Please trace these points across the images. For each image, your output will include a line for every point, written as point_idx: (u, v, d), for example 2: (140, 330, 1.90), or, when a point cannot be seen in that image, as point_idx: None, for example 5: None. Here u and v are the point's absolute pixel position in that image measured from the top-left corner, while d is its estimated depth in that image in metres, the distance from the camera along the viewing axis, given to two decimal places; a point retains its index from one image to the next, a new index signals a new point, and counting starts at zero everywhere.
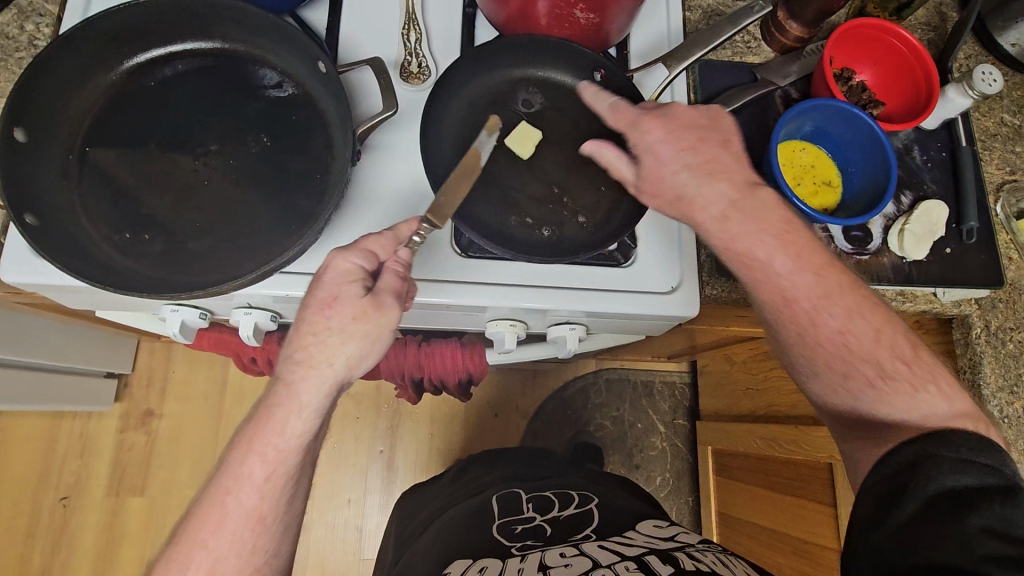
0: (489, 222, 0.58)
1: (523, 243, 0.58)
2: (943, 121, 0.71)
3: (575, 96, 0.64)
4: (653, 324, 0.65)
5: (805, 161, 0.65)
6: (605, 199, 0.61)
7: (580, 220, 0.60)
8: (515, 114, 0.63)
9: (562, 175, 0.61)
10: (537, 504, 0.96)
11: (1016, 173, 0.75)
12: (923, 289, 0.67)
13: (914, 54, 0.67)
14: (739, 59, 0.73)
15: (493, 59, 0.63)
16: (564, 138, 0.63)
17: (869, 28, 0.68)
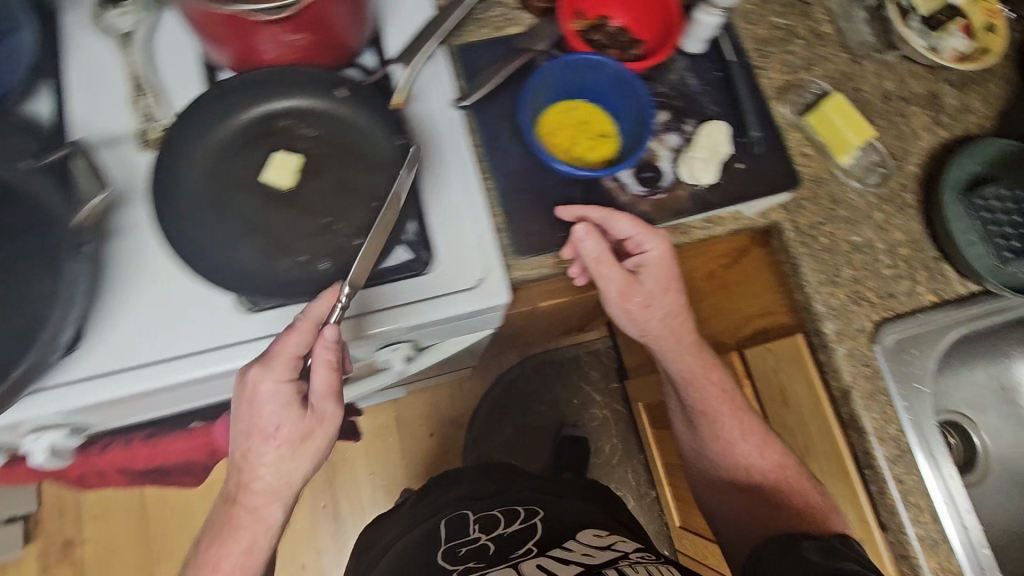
0: (259, 272, 0.55)
1: (299, 283, 0.56)
2: (705, 44, 0.70)
3: (326, 114, 0.61)
4: (474, 320, 0.64)
5: (575, 119, 0.65)
6: (379, 211, 0.59)
7: (357, 241, 0.58)
8: (267, 151, 0.60)
9: (330, 202, 0.59)
10: (482, 526, 0.87)
11: (798, 72, 0.76)
12: (727, 210, 0.68)
13: None
14: (499, 32, 0.71)
15: (224, 102, 0.59)
16: (326, 163, 0.60)
17: None
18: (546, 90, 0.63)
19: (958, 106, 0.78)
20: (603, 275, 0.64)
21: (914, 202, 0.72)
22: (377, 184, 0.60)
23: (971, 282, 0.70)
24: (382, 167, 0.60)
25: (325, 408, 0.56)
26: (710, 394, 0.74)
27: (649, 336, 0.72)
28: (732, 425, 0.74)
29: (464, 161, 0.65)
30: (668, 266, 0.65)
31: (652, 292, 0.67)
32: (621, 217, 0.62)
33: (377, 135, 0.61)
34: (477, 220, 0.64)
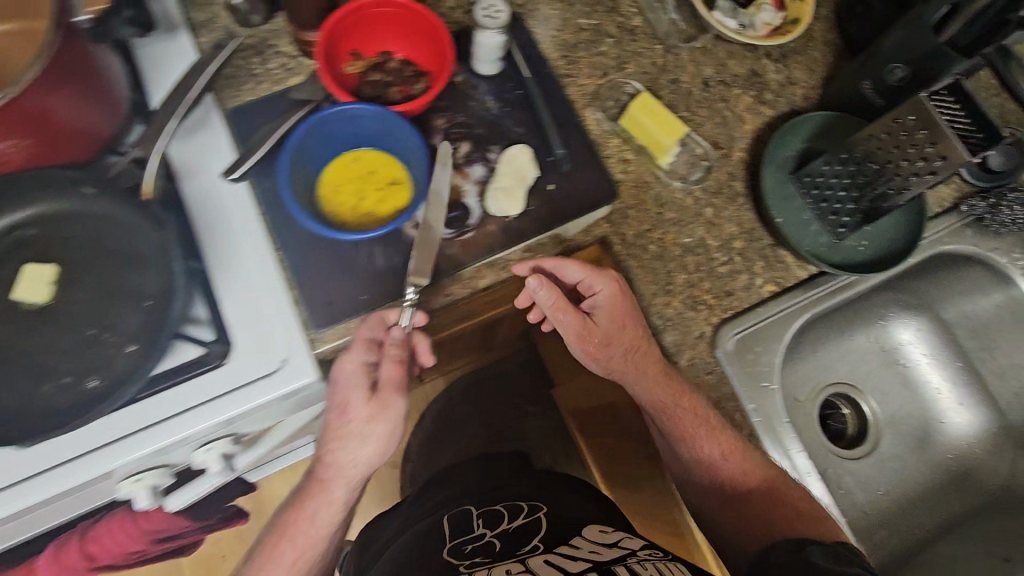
0: (19, 405, 0.51)
1: (67, 408, 0.51)
2: (498, 64, 0.66)
3: (80, 214, 0.56)
4: (291, 399, 0.61)
5: (360, 171, 0.60)
6: (152, 310, 0.54)
7: (129, 349, 0.53)
8: (18, 266, 0.55)
9: (95, 311, 0.54)
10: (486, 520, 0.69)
11: (610, 73, 0.72)
12: (545, 236, 0.64)
13: (434, 27, 0.61)
14: (279, 86, 0.66)
15: None
16: (89, 268, 0.55)
17: (386, 6, 0.61)
18: (317, 146, 0.58)
19: (781, 80, 0.76)
20: (560, 320, 0.59)
21: (744, 190, 0.70)
22: (147, 281, 0.55)
23: (809, 264, 0.68)
24: (150, 261, 0.55)
25: (391, 398, 0.55)
26: (684, 421, 0.61)
27: (608, 369, 0.61)
28: (711, 447, 0.61)
29: (254, 235, 0.61)
30: (620, 307, 0.60)
31: (610, 330, 0.59)
32: (569, 264, 0.59)
33: (139, 228, 0.56)
34: (275, 296, 0.60)
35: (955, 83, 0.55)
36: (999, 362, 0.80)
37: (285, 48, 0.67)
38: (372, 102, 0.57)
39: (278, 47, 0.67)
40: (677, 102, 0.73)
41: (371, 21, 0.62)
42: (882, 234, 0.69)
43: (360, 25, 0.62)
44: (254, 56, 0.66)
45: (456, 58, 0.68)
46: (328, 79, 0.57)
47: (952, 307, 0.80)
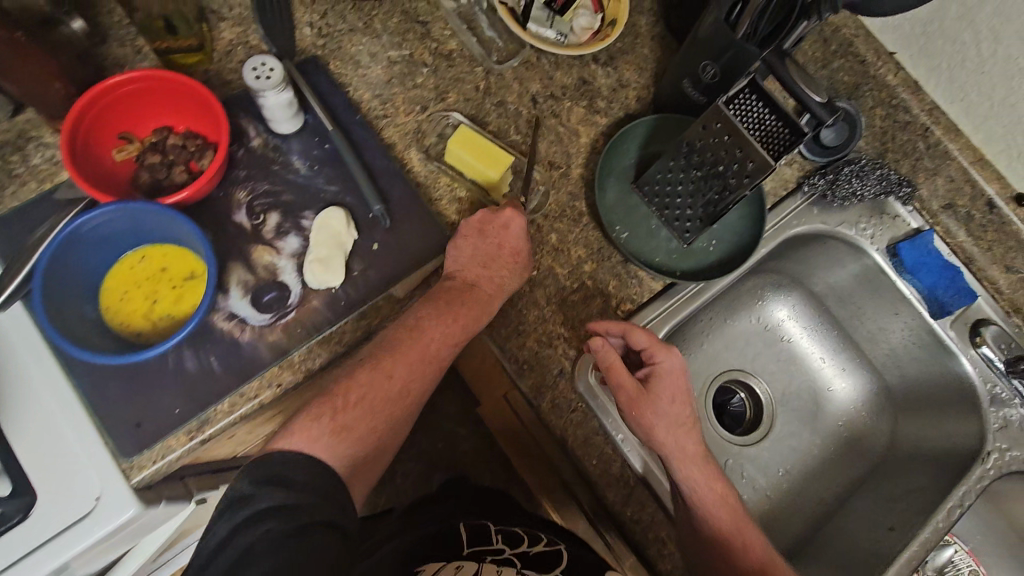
0: None
1: None
2: (296, 121, 0.61)
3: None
4: (116, 539, 0.53)
5: (149, 271, 0.54)
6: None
7: None
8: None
9: None
10: (503, 538, 0.71)
11: (430, 106, 0.68)
12: (378, 299, 0.59)
13: (201, 94, 0.56)
14: (49, 184, 0.58)
15: None
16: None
17: (141, 82, 0.55)
18: (86, 254, 0.51)
19: (612, 84, 0.74)
20: (615, 373, 0.56)
21: (587, 208, 0.67)
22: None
23: (662, 275, 0.66)
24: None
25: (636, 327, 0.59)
26: (684, 462, 0.57)
27: (631, 413, 0.57)
28: (703, 481, 0.57)
29: (35, 360, 0.53)
30: (679, 383, 0.58)
31: (668, 396, 0.57)
32: (640, 332, 0.57)
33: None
34: (74, 431, 0.52)
35: (753, 82, 0.54)
36: (869, 326, 0.79)
37: (49, 138, 0.59)
38: (137, 197, 0.51)
39: (41, 139, 0.59)
40: (506, 125, 0.70)
41: (133, 99, 0.56)
42: (728, 231, 0.68)
43: (122, 105, 0.56)
44: (14, 154, 0.59)
45: (252, 120, 0.62)
46: (79, 178, 0.51)
47: (819, 280, 0.80)
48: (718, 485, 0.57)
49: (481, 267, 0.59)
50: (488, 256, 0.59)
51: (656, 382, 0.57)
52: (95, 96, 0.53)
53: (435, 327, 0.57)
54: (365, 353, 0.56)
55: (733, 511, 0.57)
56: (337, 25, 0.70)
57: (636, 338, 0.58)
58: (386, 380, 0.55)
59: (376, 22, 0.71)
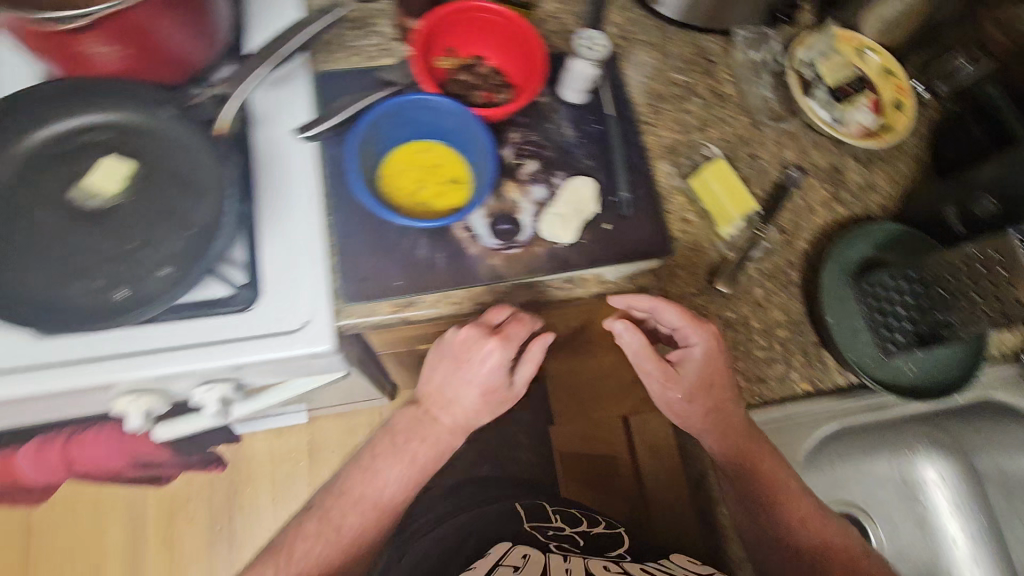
0: (45, 297, 0.52)
1: (89, 311, 0.52)
2: (585, 93, 0.67)
3: (154, 133, 0.57)
4: (300, 364, 0.60)
5: (426, 162, 0.61)
6: (199, 236, 0.55)
7: (163, 271, 0.54)
8: (84, 164, 0.55)
9: (140, 226, 0.55)
10: (564, 517, 0.85)
11: (690, 131, 0.72)
12: (590, 272, 0.63)
13: (533, 48, 0.62)
14: (370, 63, 0.67)
15: (37, 115, 0.55)
16: (149, 182, 0.56)
17: (497, 16, 0.62)
18: (391, 127, 0.59)
19: (861, 183, 0.74)
20: (669, 391, 0.63)
21: (800, 281, 0.68)
22: (193, 213, 0.56)
23: (852, 373, 0.65)
24: (203, 193, 0.56)
25: (670, 312, 0.60)
26: (773, 505, 0.63)
27: (715, 451, 0.65)
28: (796, 514, 0.64)
29: (308, 192, 0.61)
30: (715, 361, 0.60)
31: (716, 402, 0.63)
32: (668, 309, 0.59)
33: (204, 159, 0.57)
34: (312, 261, 0.59)
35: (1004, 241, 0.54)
36: None
37: (385, 29, 0.69)
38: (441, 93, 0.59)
39: (377, 28, 0.69)
40: (751, 176, 0.72)
41: (476, 23, 0.63)
42: (934, 361, 0.65)
43: (468, 25, 0.63)
44: (354, 30, 0.69)
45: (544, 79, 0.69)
46: (420, 69, 0.60)
47: (990, 460, 0.77)
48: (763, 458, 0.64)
49: (468, 410, 0.66)
50: (501, 385, 0.64)
51: (682, 360, 0.61)
52: (455, 8, 0.62)
53: (421, 448, 0.68)
54: (398, 423, 0.69)
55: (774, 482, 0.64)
56: (638, 34, 0.76)
57: (671, 312, 0.59)
58: (365, 510, 0.68)
59: (671, 44, 0.76)
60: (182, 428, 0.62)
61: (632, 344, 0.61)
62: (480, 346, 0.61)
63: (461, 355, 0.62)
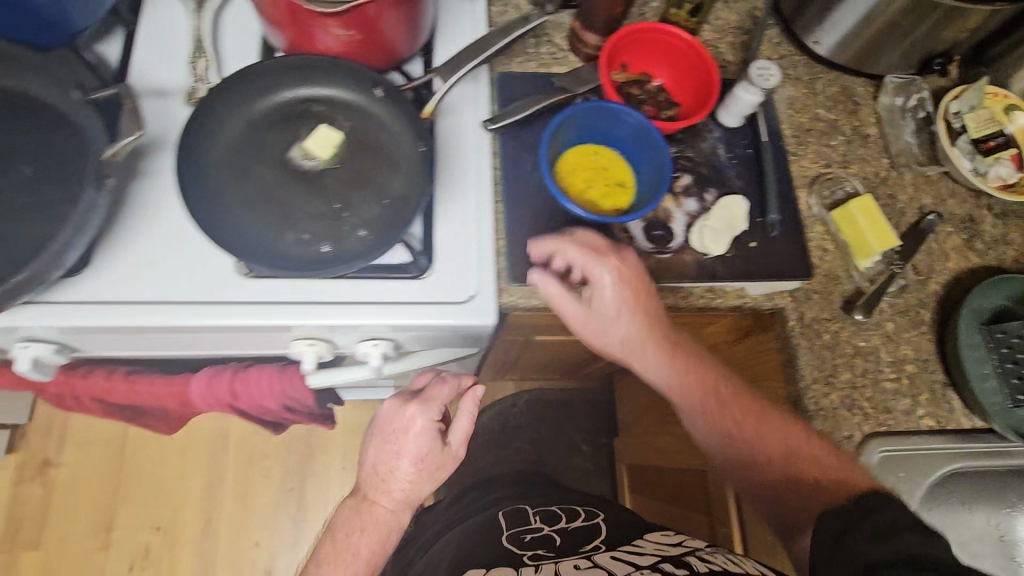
0: (260, 242, 0.58)
1: (297, 260, 0.58)
2: (742, 118, 0.70)
3: (361, 110, 0.63)
4: (457, 335, 0.65)
5: (596, 164, 0.66)
6: (393, 207, 0.61)
7: (360, 233, 0.60)
8: (301, 129, 0.62)
9: (344, 191, 0.61)
10: (544, 517, 0.87)
11: (832, 166, 0.76)
12: (732, 285, 0.67)
13: (708, 76, 0.66)
14: (544, 70, 0.73)
15: (268, 81, 0.61)
16: (355, 152, 0.62)
17: (681, 42, 0.67)
18: (572, 128, 0.65)
19: (996, 235, 0.76)
20: (602, 334, 0.64)
21: (930, 321, 0.70)
22: (390, 186, 0.62)
23: (977, 416, 0.67)
24: (400, 168, 0.63)
25: (570, 251, 0.61)
26: (725, 420, 0.64)
27: (674, 392, 0.65)
28: (763, 443, 0.62)
29: (482, 179, 0.66)
30: (626, 291, 0.61)
31: (625, 341, 0.63)
32: (570, 248, 0.60)
33: (404, 138, 0.63)
34: (482, 242, 0.65)
35: None
36: None
37: (560, 41, 0.75)
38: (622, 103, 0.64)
39: (552, 39, 0.75)
40: (887, 216, 0.74)
41: (656, 45, 0.68)
42: None
43: (651, 46, 0.68)
44: (532, 38, 0.74)
45: None
46: (606, 83, 0.65)
47: None
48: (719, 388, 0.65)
49: (406, 485, 0.73)
50: (434, 453, 0.72)
51: (592, 300, 0.62)
52: (641, 29, 0.66)
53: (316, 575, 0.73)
54: (339, 528, 0.75)
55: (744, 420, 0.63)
56: (788, 69, 0.80)
57: (577, 249, 0.60)
58: None
59: (818, 83, 0.80)
60: (340, 377, 0.67)
61: (551, 291, 0.61)
62: (402, 414, 0.72)
63: (387, 428, 0.73)
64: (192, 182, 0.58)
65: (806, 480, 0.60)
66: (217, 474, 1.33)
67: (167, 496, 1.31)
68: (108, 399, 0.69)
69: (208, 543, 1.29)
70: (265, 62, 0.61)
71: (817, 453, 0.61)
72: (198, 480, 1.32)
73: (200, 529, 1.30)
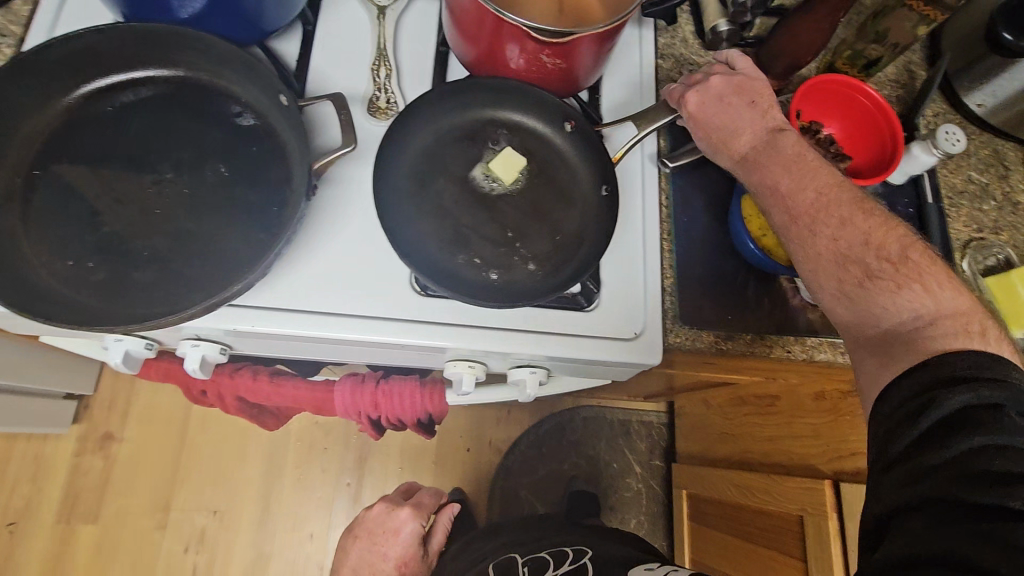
0: (435, 261, 0.58)
1: (469, 284, 0.57)
2: (909, 177, 0.70)
3: (544, 140, 0.64)
4: (617, 369, 0.64)
5: None
6: (567, 242, 0.60)
7: (530, 267, 0.59)
8: (489, 151, 0.63)
9: (518, 219, 0.60)
10: (532, 567, 0.85)
11: (984, 231, 0.75)
12: None
13: (892, 138, 0.65)
14: None
15: (462, 97, 0.63)
16: (535, 181, 0.62)
17: (870, 102, 0.66)
18: None
19: None
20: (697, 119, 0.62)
21: None
22: (564, 222, 0.61)
23: None
24: (576, 205, 0.62)
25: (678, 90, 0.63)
26: (803, 234, 0.55)
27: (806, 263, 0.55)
28: (830, 229, 0.54)
29: (651, 216, 0.65)
30: (729, 92, 0.62)
31: (728, 127, 0.61)
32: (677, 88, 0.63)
33: (584, 174, 0.63)
34: (650, 280, 0.63)
35: None
36: None
37: None
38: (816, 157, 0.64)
39: None
40: None
41: (849, 103, 0.67)
42: None
43: (835, 100, 0.67)
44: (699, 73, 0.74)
45: None
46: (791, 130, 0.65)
47: None
48: (826, 193, 0.56)
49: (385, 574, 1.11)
50: (412, 556, 1.12)
51: (690, 102, 0.62)
52: (840, 81, 0.66)
53: None
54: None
55: (837, 227, 0.54)
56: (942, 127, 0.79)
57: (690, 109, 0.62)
58: None
59: (972, 144, 0.79)
60: (490, 396, 0.69)
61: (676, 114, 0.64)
62: (396, 517, 1.14)
63: (377, 530, 1.13)
64: (381, 191, 0.59)
65: (857, 278, 0.52)
66: (275, 465, 1.32)
67: (224, 482, 1.29)
68: (249, 398, 0.68)
69: (263, 534, 1.28)
70: (461, 81, 0.62)
71: (880, 257, 0.52)
72: (256, 469, 1.31)
73: (256, 518, 1.28)
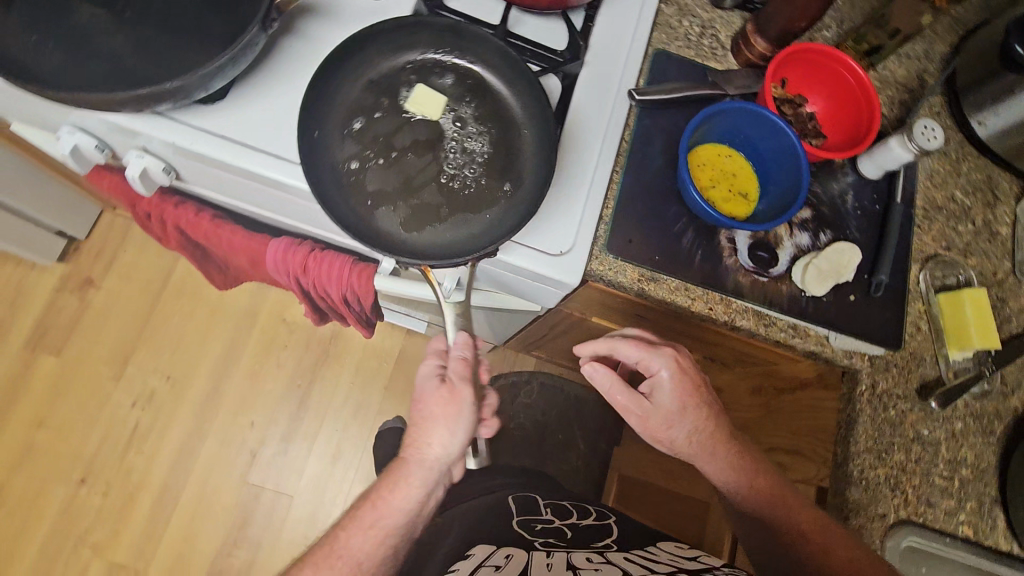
0: (376, 132, 0.61)
1: (318, 114, 0.59)
2: (885, 172, 0.68)
3: (489, 217, 0.59)
4: (537, 284, 0.64)
5: (729, 167, 0.65)
6: (360, 211, 0.58)
7: (349, 162, 0.59)
8: (455, 149, 0.61)
9: (413, 162, 0.59)
10: (554, 511, 0.81)
11: (952, 250, 0.72)
12: (816, 329, 0.65)
13: (866, 124, 0.64)
14: (699, 61, 0.72)
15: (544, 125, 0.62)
16: (439, 195, 0.59)
17: (852, 83, 0.65)
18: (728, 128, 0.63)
19: None
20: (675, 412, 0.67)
21: (1001, 433, 0.67)
22: (382, 214, 0.58)
23: (1018, 544, 0.64)
24: (410, 223, 0.58)
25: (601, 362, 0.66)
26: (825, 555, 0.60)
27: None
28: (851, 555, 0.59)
29: (608, 144, 0.64)
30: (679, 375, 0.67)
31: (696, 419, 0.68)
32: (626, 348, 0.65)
33: (442, 244, 0.58)
34: (591, 204, 0.62)
35: None
36: None
37: (722, 38, 0.73)
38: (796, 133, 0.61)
39: (717, 34, 0.73)
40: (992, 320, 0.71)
41: (833, 79, 0.66)
42: None
43: (821, 74, 0.66)
44: (698, 27, 0.73)
45: None
46: (767, 94, 0.63)
47: None
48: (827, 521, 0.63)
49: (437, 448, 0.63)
50: (452, 394, 0.62)
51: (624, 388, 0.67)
52: (827, 52, 0.64)
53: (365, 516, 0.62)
54: None
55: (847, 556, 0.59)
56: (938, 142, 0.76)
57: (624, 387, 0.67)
58: None
59: (964, 165, 0.76)
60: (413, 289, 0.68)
61: (473, 409, 0.63)
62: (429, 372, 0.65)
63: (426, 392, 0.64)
64: (421, 41, 0.64)
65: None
66: (235, 347, 1.36)
67: (182, 351, 1.34)
68: (190, 234, 0.71)
69: (207, 410, 1.32)
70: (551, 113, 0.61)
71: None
72: (215, 349, 1.35)
73: (204, 392, 1.33)
